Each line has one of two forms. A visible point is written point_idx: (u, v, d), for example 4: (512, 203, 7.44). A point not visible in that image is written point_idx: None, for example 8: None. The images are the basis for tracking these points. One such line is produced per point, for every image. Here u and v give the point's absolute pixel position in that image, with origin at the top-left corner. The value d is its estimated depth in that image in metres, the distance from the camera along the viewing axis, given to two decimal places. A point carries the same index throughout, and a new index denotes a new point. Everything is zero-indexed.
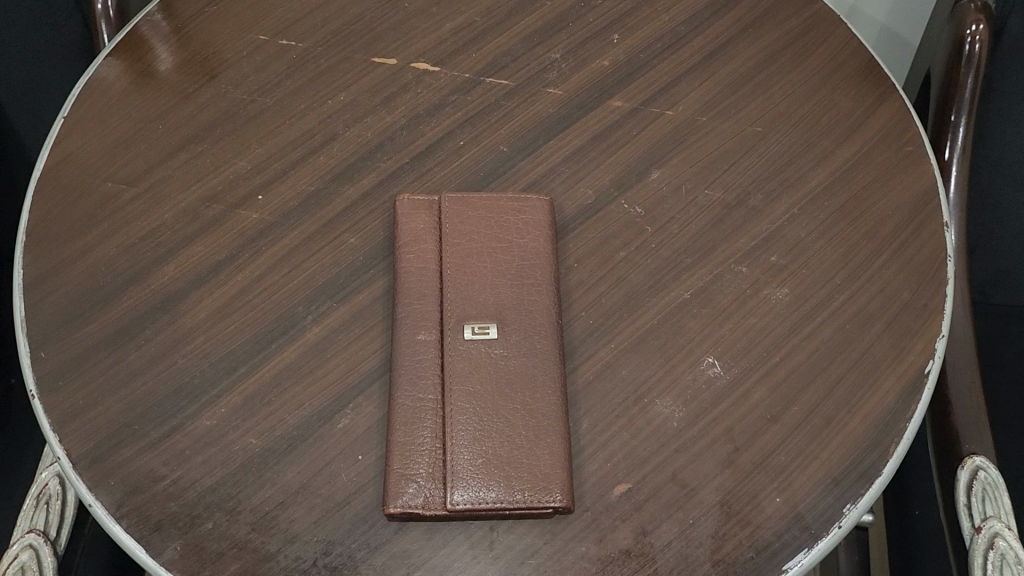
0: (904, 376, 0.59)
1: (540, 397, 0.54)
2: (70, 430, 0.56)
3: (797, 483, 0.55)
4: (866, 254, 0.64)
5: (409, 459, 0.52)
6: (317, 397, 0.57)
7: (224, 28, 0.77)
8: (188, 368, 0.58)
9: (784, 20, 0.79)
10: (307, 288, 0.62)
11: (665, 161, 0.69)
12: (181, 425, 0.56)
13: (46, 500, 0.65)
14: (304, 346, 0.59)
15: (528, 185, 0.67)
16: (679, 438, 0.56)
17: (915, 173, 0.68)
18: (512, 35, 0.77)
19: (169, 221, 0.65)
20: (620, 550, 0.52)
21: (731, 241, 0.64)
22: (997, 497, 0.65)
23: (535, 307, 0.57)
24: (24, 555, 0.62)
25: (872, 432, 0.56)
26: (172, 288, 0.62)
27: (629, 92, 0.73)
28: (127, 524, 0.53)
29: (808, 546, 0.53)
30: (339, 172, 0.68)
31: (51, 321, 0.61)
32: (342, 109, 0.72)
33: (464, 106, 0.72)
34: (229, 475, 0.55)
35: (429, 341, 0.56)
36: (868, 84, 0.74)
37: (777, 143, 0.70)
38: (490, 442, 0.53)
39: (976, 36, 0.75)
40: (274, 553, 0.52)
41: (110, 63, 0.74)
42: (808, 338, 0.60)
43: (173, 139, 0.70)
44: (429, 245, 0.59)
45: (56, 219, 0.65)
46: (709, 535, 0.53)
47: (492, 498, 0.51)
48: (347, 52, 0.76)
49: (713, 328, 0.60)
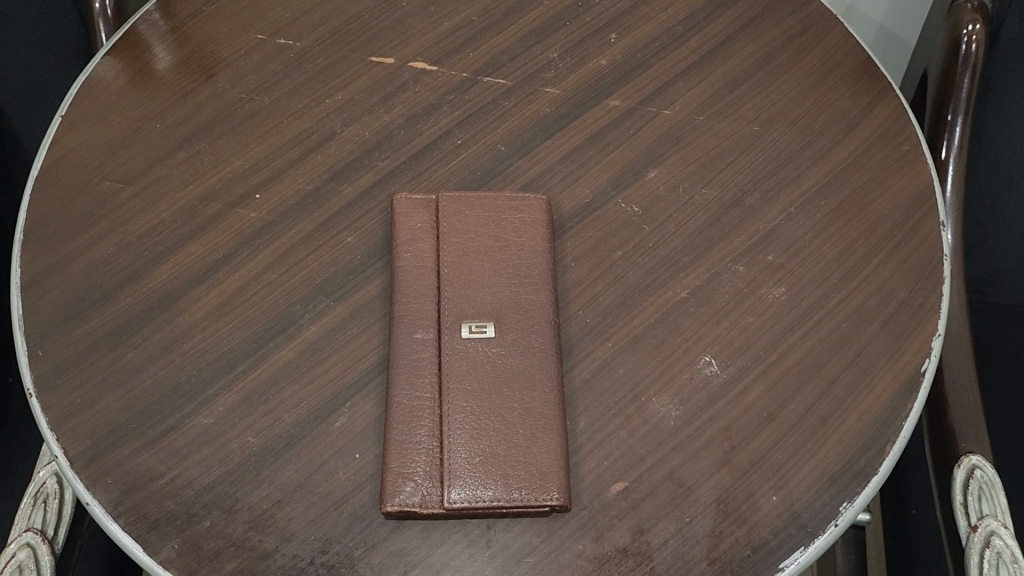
0: (900, 375, 0.59)
1: (537, 395, 0.55)
2: (67, 428, 0.56)
3: (794, 482, 0.55)
4: (863, 253, 0.64)
5: (406, 458, 0.52)
6: (314, 396, 0.57)
7: (222, 27, 0.77)
8: (185, 367, 0.58)
9: (781, 20, 0.79)
10: (305, 287, 0.62)
11: (662, 160, 0.69)
12: (178, 424, 0.56)
13: (43, 499, 0.64)
14: (301, 345, 0.59)
15: (525, 184, 0.67)
16: (675, 436, 0.56)
17: (912, 173, 0.68)
18: (509, 34, 0.77)
19: (166, 220, 0.65)
20: (616, 548, 0.52)
21: (728, 240, 0.65)
22: (993, 496, 0.66)
23: (532, 306, 0.58)
24: (22, 554, 0.62)
25: (868, 431, 0.57)
26: (170, 287, 0.62)
27: (626, 91, 0.73)
28: (124, 522, 0.53)
29: (804, 545, 0.53)
30: (337, 171, 0.68)
31: (49, 320, 0.61)
32: (340, 108, 0.72)
33: (461, 106, 0.72)
34: (227, 474, 0.55)
35: (427, 340, 0.56)
36: (864, 83, 0.74)
37: (774, 142, 0.70)
38: (487, 441, 0.53)
39: (973, 37, 0.75)
40: (271, 551, 0.52)
41: (107, 62, 0.75)
42: (804, 337, 0.60)
43: (170, 138, 0.70)
44: (426, 243, 0.59)
45: (53, 218, 0.65)
46: (706, 534, 0.53)
47: (489, 497, 0.51)
48: (344, 51, 0.76)
49: (709, 327, 0.60)
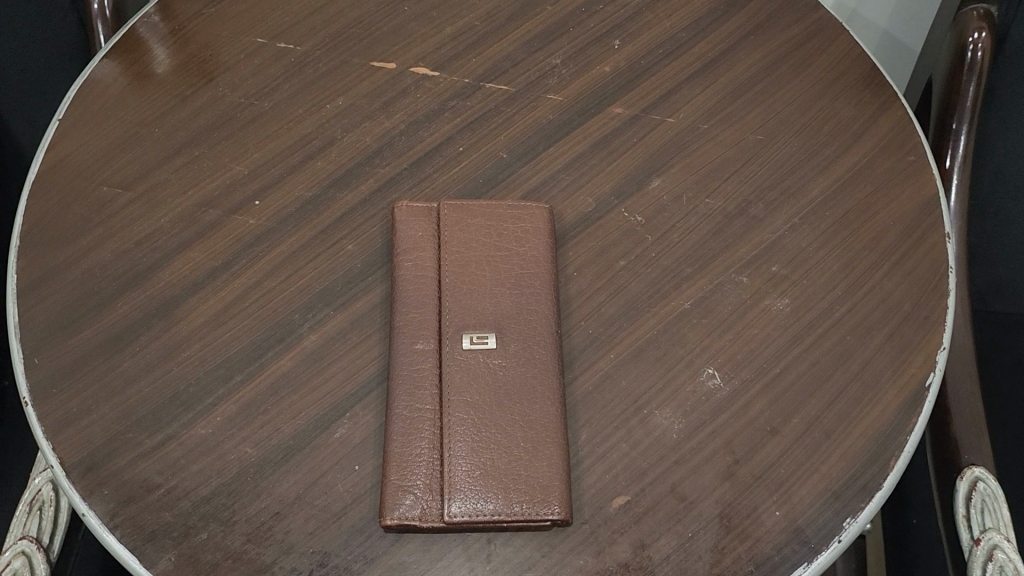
0: (905, 389, 0.58)
1: (539, 407, 0.54)
2: (64, 437, 0.56)
3: (797, 497, 0.54)
4: (867, 264, 0.64)
5: (405, 470, 0.52)
6: (313, 407, 0.57)
7: (221, 31, 0.77)
8: (183, 376, 0.58)
9: (786, 27, 0.78)
10: (305, 295, 0.61)
11: (666, 169, 0.68)
12: (177, 433, 0.56)
13: (39, 506, 0.64)
14: (300, 354, 0.59)
15: (527, 193, 0.66)
16: (678, 449, 0.56)
17: (917, 184, 0.68)
18: (513, 39, 0.76)
19: (165, 226, 0.64)
20: (618, 563, 0.52)
21: (732, 250, 0.64)
22: (996, 509, 0.65)
23: (534, 317, 0.57)
24: (17, 561, 0.61)
25: (872, 445, 0.56)
26: (168, 294, 0.61)
27: (630, 98, 0.72)
28: (120, 534, 0.53)
29: (808, 560, 0.52)
30: (337, 178, 0.67)
31: (45, 327, 0.60)
32: (341, 113, 0.71)
33: (463, 111, 0.71)
34: (224, 485, 0.54)
35: (428, 350, 0.55)
36: (870, 92, 0.74)
37: (778, 151, 0.70)
38: (488, 454, 0.52)
39: (979, 44, 0.75)
40: (269, 564, 0.52)
41: (107, 64, 0.74)
42: (808, 349, 0.60)
43: (171, 141, 0.69)
44: (427, 252, 0.59)
45: (51, 224, 0.65)
46: (708, 549, 0.52)
47: (489, 511, 0.51)
48: (346, 55, 0.75)
49: (712, 338, 0.60)
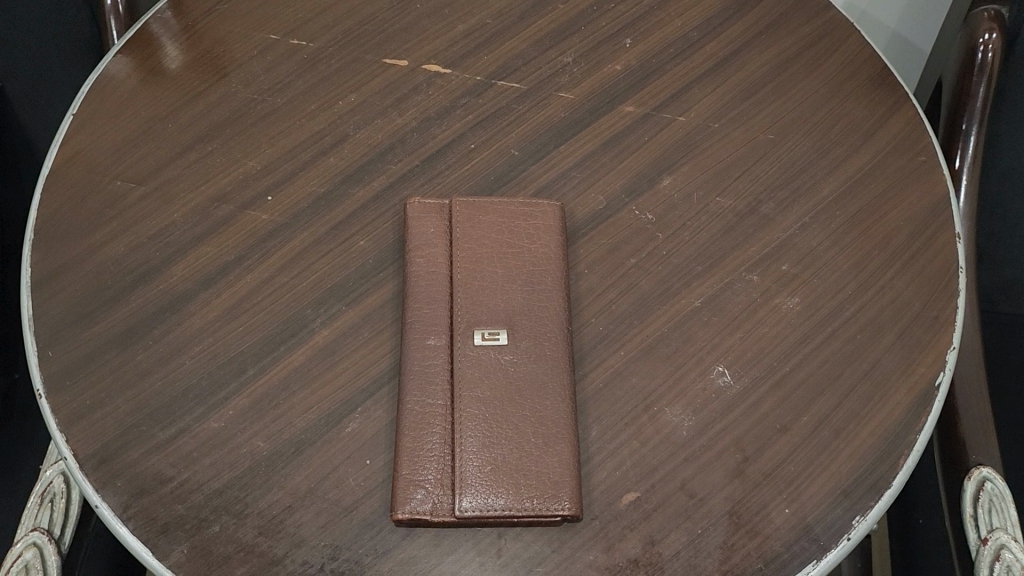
0: (914, 388, 0.58)
1: (549, 403, 0.54)
2: (77, 430, 0.56)
3: (806, 494, 0.54)
4: (877, 264, 0.64)
5: (417, 464, 0.52)
6: (325, 401, 0.57)
7: (234, 27, 0.77)
8: (195, 370, 0.58)
9: (797, 27, 0.78)
10: (317, 290, 0.62)
11: (677, 167, 0.68)
12: (189, 427, 0.56)
13: (50, 498, 0.64)
14: (311, 350, 0.59)
15: (539, 190, 0.66)
16: (688, 447, 0.56)
17: (928, 184, 0.68)
18: (524, 37, 0.76)
19: (178, 221, 0.65)
20: (628, 559, 0.52)
21: (743, 249, 0.64)
22: (1003, 509, 0.65)
23: (545, 314, 0.57)
24: (28, 553, 0.62)
25: (881, 443, 0.56)
26: (180, 288, 0.62)
27: (640, 97, 0.72)
28: (133, 525, 0.53)
29: (817, 558, 0.52)
30: (349, 174, 0.67)
31: (59, 319, 0.60)
32: (354, 109, 0.71)
33: (475, 109, 0.71)
34: (236, 478, 0.54)
35: (439, 346, 0.56)
36: (881, 92, 0.74)
37: (789, 151, 0.70)
38: (499, 449, 0.52)
39: (989, 45, 0.75)
40: (281, 557, 0.52)
41: (120, 59, 0.74)
42: (818, 348, 0.60)
43: (184, 137, 0.69)
44: (440, 248, 0.59)
45: (64, 217, 0.65)
46: (718, 545, 0.52)
47: (500, 506, 0.51)
48: (358, 52, 0.75)
49: (722, 336, 0.60)
